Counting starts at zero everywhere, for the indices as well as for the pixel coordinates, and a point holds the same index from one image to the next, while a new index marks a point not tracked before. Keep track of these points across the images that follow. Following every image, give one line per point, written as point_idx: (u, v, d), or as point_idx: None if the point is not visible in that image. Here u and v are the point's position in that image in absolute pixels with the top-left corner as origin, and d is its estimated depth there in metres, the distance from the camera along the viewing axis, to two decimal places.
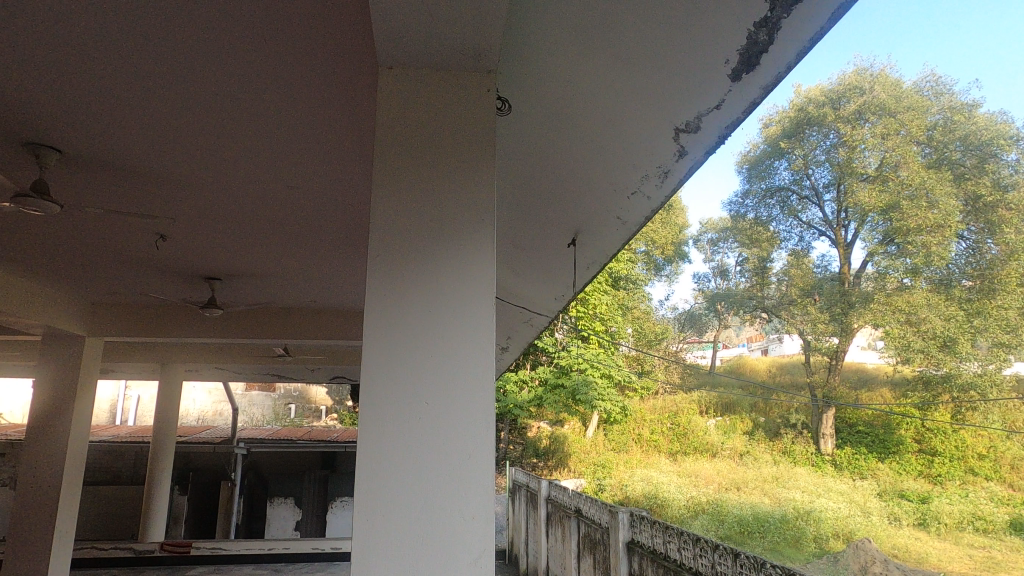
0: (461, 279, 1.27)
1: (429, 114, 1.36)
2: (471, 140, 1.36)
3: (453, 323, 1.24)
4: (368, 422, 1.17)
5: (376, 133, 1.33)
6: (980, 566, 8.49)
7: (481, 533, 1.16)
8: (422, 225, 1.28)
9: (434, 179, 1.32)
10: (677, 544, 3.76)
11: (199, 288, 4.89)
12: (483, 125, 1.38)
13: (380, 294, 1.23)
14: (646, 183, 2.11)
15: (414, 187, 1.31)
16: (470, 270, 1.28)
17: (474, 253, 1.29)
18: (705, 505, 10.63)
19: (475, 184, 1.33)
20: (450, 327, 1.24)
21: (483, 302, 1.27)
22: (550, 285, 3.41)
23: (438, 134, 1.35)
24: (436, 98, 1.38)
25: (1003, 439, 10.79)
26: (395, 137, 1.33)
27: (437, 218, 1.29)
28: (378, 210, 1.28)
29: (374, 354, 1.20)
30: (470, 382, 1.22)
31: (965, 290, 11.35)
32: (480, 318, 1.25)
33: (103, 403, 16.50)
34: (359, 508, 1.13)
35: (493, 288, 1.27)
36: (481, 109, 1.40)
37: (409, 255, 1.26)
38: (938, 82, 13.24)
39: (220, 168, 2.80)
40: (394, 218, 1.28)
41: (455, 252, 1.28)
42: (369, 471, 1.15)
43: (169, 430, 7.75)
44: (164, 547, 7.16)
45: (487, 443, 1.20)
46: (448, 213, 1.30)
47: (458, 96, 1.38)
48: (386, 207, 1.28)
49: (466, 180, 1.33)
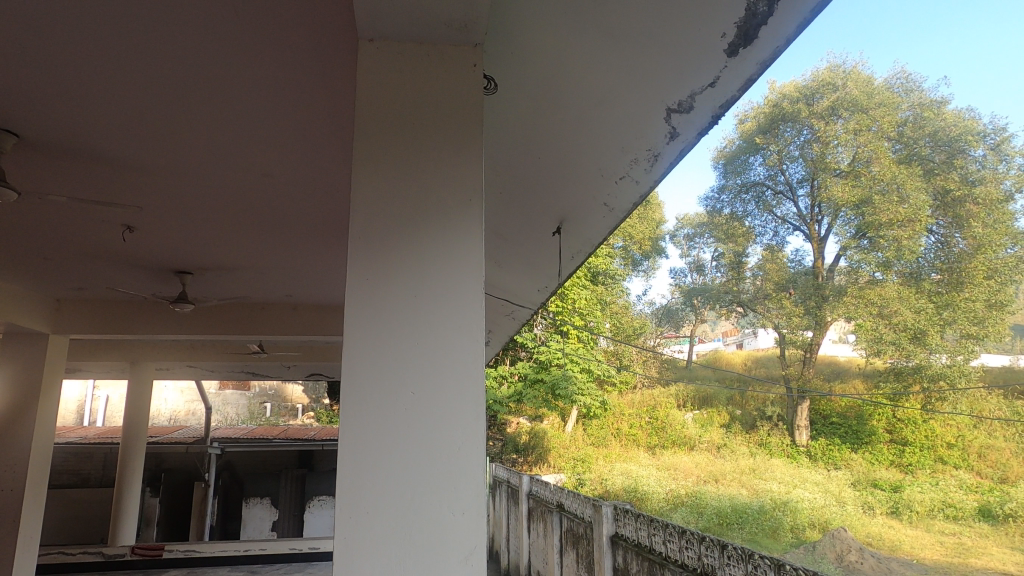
0: (447, 265, 1.20)
1: (413, 88, 1.29)
2: (458, 117, 1.29)
3: (438, 311, 1.17)
4: (349, 416, 1.09)
5: (357, 110, 1.25)
6: (951, 552, 8.66)
7: (469, 535, 1.09)
8: (407, 205, 1.21)
9: (417, 160, 1.24)
10: (662, 537, 3.73)
11: (170, 282, 4.73)
12: (470, 102, 1.31)
13: (359, 277, 1.16)
14: (635, 169, 2.06)
15: (397, 164, 1.23)
16: (457, 253, 1.21)
17: (462, 235, 1.22)
18: (684, 497, 10.72)
19: (463, 168, 1.26)
20: (436, 313, 1.16)
21: (471, 289, 1.20)
22: (533, 276, 3.34)
23: (423, 111, 1.27)
24: (420, 74, 1.30)
25: (971, 428, 11.14)
26: (377, 112, 1.26)
27: (421, 199, 1.22)
28: (358, 190, 1.20)
29: (355, 341, 1.12)
30: (458, 373, 1.15)
31: (934, 283, 11.62)
32: (470, 305, 1.18)
33: (70, 403, 16.07)
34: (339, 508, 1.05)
35: (483, 273, 1.20)
36: (469, 83, 1.33)
37: (392, 241, 1.19)
38: (908, 79, 13.53)
39: (191, 153, 2.68)
40: (375, 197, 1.20)
41: (440, 235, 1.21)
42: (350, 467, 1.07)
43: (139, 430, 7.52)
44: (135, 550, 6.90)
45: (476, 436, 1.13)
46: (433, 192, 1.23)
47: (442, 71, 1.31)
48: (368, 186, 1.21)
49: (453, 163, 1.26)
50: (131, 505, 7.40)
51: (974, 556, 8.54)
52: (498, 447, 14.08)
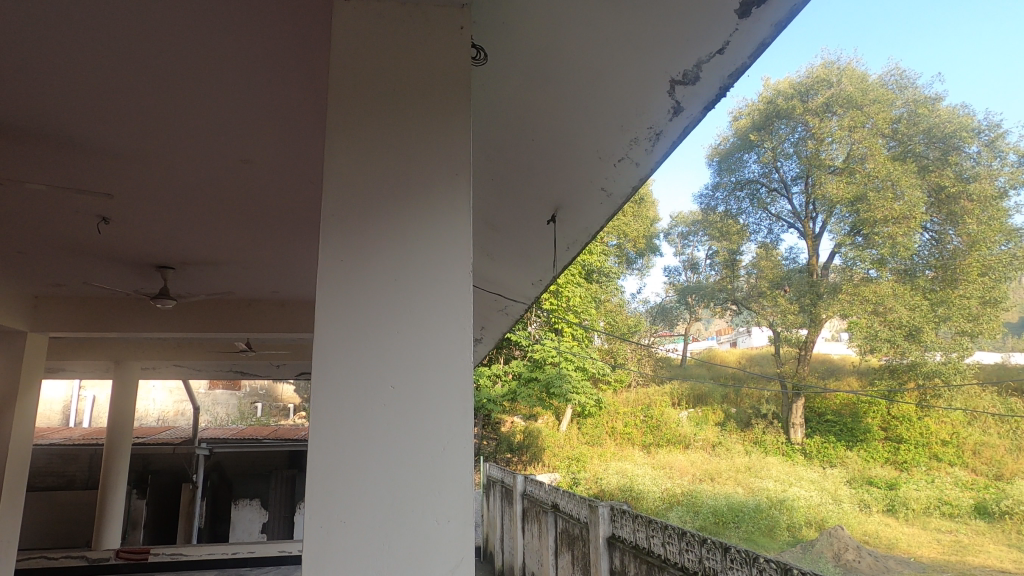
0: (432, 245, 1.09)
1: (394, 51, 1.17)
2: (444, 84, 1.17)
3: (424, 296, 1.06)
4: (320, 414, 0.98)
5: (332, 74, 1.13)
6: (948, 550, 8.60)
7: (458, 544, 0.98)
8: (388, 179, 1.10)
9: (399, 131, 1.14)
10: (661, 538, 3.61)
11: (151, 278, 4.58)
12: (456, 69, 1.19)
13: (335, 257, 1.05)
14: (635, 149, 1.95)
15: (377, 135, 1.13)
16: (445, 231, 1.10)
17: (448, 213, 1.11)
18: (680, 496, 10.60)
19: (449, 140, 1.15)
20: (420, 298, 1.06)
21: (459, 272, 1.09)
22: (527, 268, 3.21)
23: (405, 75, 1.16)
24: (401, 37, 1.18)
25: (965, 425, 11.10)
26: (354, 77, 1.14)
27: (404, 173, 1.11)
28: (332, 161, 1.10)
29: (329, 328, 1.01)
30: (446, 363, 1.04)
31: (929, 281, 11.58)
32: (458, 287, 1.07)
33: (56, 403, 15.84)
34: (311, 514, 0.94)
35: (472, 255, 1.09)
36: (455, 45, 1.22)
37: (371, 219, 1.08)
38: (902, 75, 13.36)
39: (166, 137, 2.55)
40: (352, 169, 1.10)
41: (424, 213, 1.10)
42: (321, 467, 0.96)
43: (124, 431, 7.34)
44: (119, 555, 6.84)
45: (464, 435, 1.02)
46: (417, 165, 1.12)
47: (425, 35, 1.19)
48: (344, 156, 1.10)
49: (438, 134, 1.15)
50: (115, 507, 7.16)
51: (971, 553, 8.47)
52: (492, 446, 13.91)
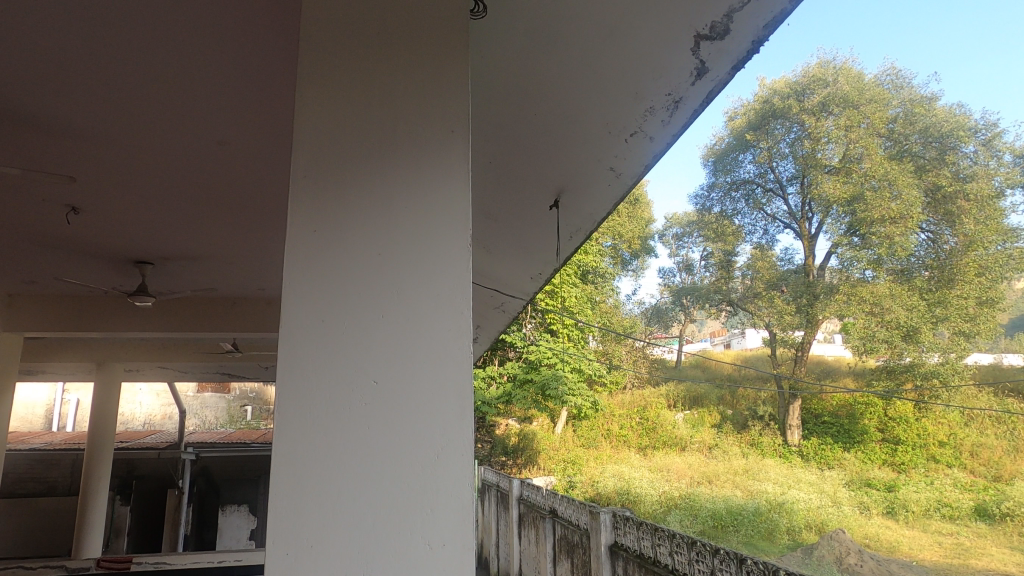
0: (422, 217, 1.03)
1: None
2: (434, 34, 1.10)
3: (414, 277, 1.00)
4: (289, 418, 0.92)
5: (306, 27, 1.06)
6: (950, 552, 8.41)
7: (459, 542, 0.92)
8: (370, 142, 1.04)
9: (385, 84, 1.07)
10: (669, 548, 3.42)
11: (129, 275, 4.38)
12: (447, 19, 1.12)
13: (306, 230, 0.99)
14: (649, 123, 1.87)
15: (358, 92, 1.06)
16: (440, 197, 1.04)
17: (444, 179, 1.05)
18: (678, 499, 10.41)
19: (442, 92, 1.08)
20: (410, 282, 0.99)
21: (455, 247, 1.02)
22: (527, 262, 3.04)
23: (390, 31, 1.09)
24: None
25: (962, 426, 11.03)
26: (336, 27, 1.08)
27: (395, 128, 1.05)
28: (301, 123, 1.03)
29: (296, 313, 0.95)
30: (441, 346, 0.98)
31: (925, 281, 11.45)
32: (452, 267, 1.01)
33: (39, 407, 15.55)
34: (279, 520, 0.89)
35: (468, 226, 1.03)
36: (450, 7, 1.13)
37: (351, 185, 1.02)
38: (897, 75, 13.22)
39: (137, 119, 2.35)
40: (331, 126, 1.03)
41: (411, 182, 1.04)
42: (291, 467, 0.90)
43: (106, 436, 7.06)
44: (99, 564, 5.62)
45: (460, 438, 0.96)
46: (402, 124, 1.05)
47: None
48: (319, 117, 1.03)
49: (428, 86, 1.08)
50: (98, 515, 6.92)
51: (974, 556, 8.27)
52: (486, 450, 13.64)
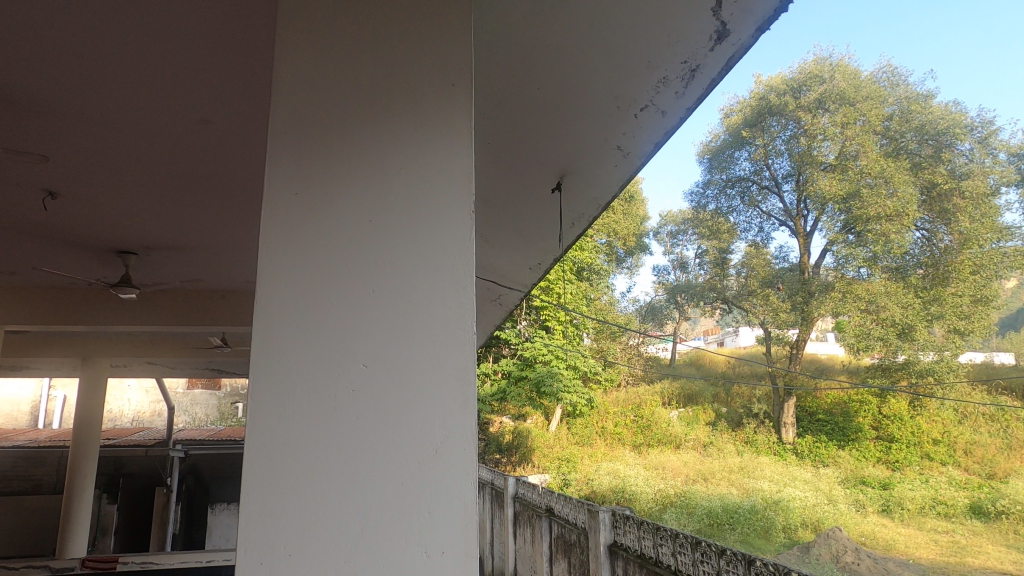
0: (418, 179, 0.92)
1: None
2: None
3: (411, 247, 0.90)
4: (266, 406, 0.81)
5: None
6: (947, 550, 8.32)
7: (463, 545, 0.83)
8: (360, 97, 0.94)
9: (378, 33, 0.97)
10: (671, 548, 3.31)
11: (112, 266, 4.22)
12: None
13: (287, 192, 0.88)
14: (661, 96, 1.79)
15: (346, 42, 0.95)
16: (441, 159, 0.94)
17: (447, 140, 0.95)
18: (674, 497, 10.26)
19: (441, 44, 0.98)
20: (406, 252, 0.89)
21: (456, 214, 0.92)
22: (525, 252, 2.94)
23: None
24: None
25: (956, 424, 11.06)
26: None
27: (388, 83, 0.95)
28: (280, 76, 0.93)
29: (272, 288, 0.85)
30: (441, 325, 0.88)
31: (920, 278, 11.39)
32: (455, 235, 0.91)
33: (24, 404, 15.30)
34: (255, 525, 0.78)
35: (471, 193, 0.93)
36: None
37: (338, 145, 0.91)
38: (893, 73, 12.88)
39: (114, 92, 2.20)
40: (315, 79, 0.93)
41: (407, 141, 0.93)
42: (269, 460, 0.80)
43: (92, 432, 6.89)
44: (84, 563, 5.34)
45: (463, 429, 0.86)
46: (397, 78, 0.95)
47: None
48: (302, 71, 0.93)
49: (425, 36, 0.98)
50: (83, 515, 6.72)
51: (971, 555, 8.17)
52: (480, 448, 13.41)
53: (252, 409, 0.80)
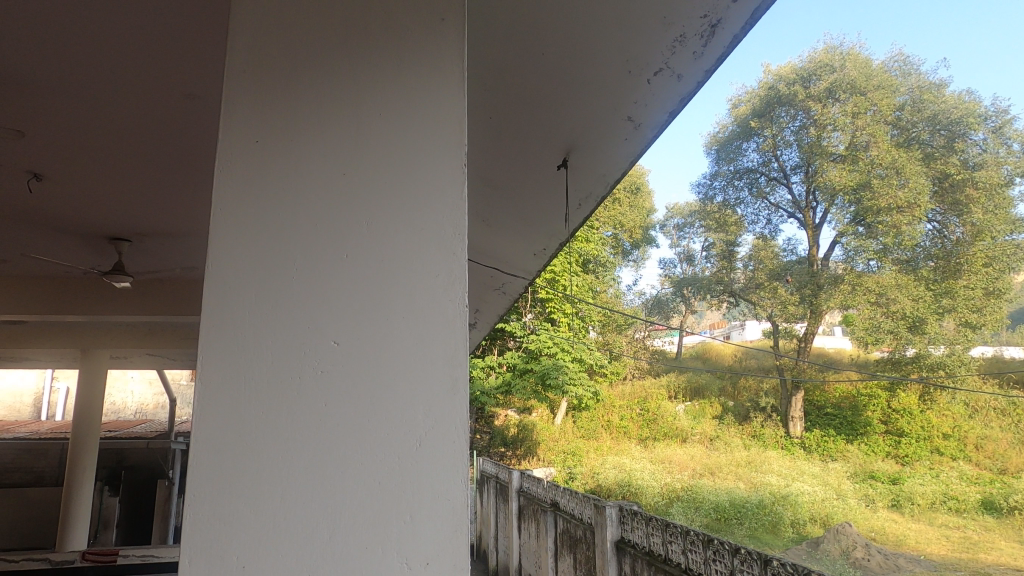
0: (396, 121, 0.79)
1: None
2: None
3: (388, 204, 0.77)
4: (218, 388, 0.70)
5: None
6: (959, 547, 8.13)
7: (452, 556, 0.70)
8: (332, 29, 0.81)
9: None
10: (681, 545, 3.19)
11: (106, 253, 4.12)
12: None
13: (246, 140, 0.76)
14: (676, 57, 1.66)
15: None
16: (431, 106, 0.80)
17: (439, 83, 0.81)
18: (681, 492, 10.05)
19: None
20: (381, 209, 0.77)
21: (442, 165, 0.79)
22: (530, 237, 2.80)
23: None
24: None
25: (966, 418, 10.95)
26: None
27: (365, 17, 0.82)
28: (241, 12, 0.80)
29: (224, 256, 0.73)
30: (428, 299, 0.76)
31: (931, 271, 11.18)
32: (441, 190, 0.79)
33: (27, 395, 15.30)
34: (200, 529, 0.67)
35: (460, 141, 0.80)
36: None
37: (302, 84, 0.79)
38: (906, 61, 12.50)
39: (93, 62, 2.07)
40: (282, 10, 0.81)
41: (386, 81, 0.80)
42: (220, 451, 0.69)
43: (92, 424, 6.80)
44: (85, 556, 5.26)
45: (450, 419, 0.74)
46: (378, 8, 0.82)
47: None
48: (266, 7, 0.81)
49: None
50: (83, 509, 6.62)
51: (983, 551, 7.98)
52: (485, 441, 13.26)
53: (200, 391, 0.70)
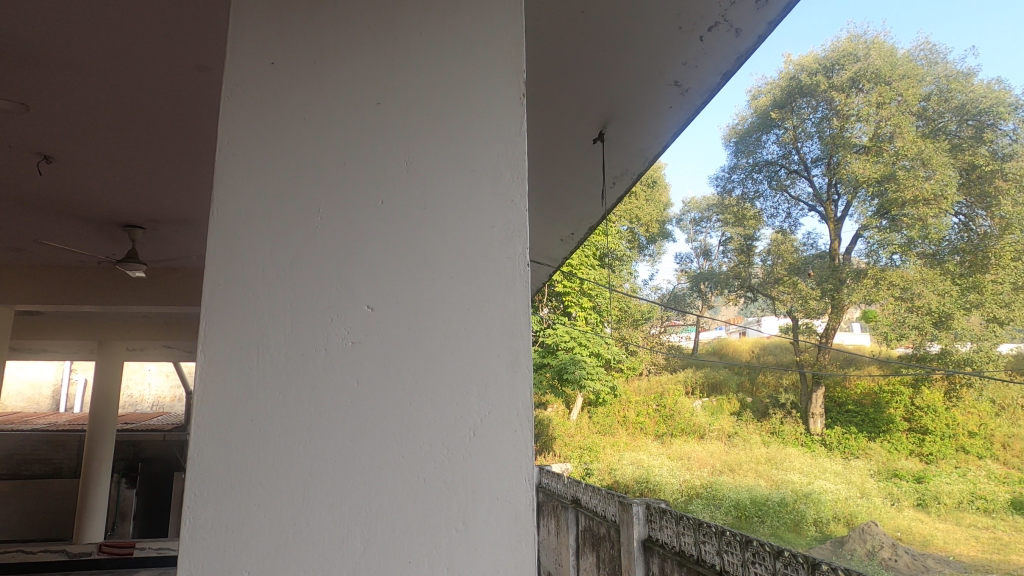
0: (433, 54, 0.77)
1: None
2: None
3: (426, 146, 0.74)
4: (242, 343, 0.67)
5: None
6: (989, 548, 7.87)
7: (512, 560, 0.66)
8: None
9: None
10: (716, 547, 3.03)
11: (121, 241, 4.05)
12: None
13: (261, 62, 0.74)
14: (736, 8, 1.51)
15: None
16: (477, 39, 0.78)
17: (487, 15, 0.79)
18: (699, 489, 9.84)
19: None
20: (418, 148, 0.74)
21: (489, 105, 0.76)
22: (559, 220, 2.70)
23: None
24: None
25: (992, 416, 10.63)
26: None
27: None
28: None
29: (246, 187, 0.71)
30: (481, 247, 0.73)
31: (958, 265, 10.79)
32: (485, 130, 0.76)
33: (45, 387, 15.49)
34: (207, 527, 0.64)
35: (509, 76, 0.77)
36: None
37: (326, 10, 0.76)
38: (932, 50, 12.12)
39: (105, 36, 1.96)
40: None
41: (424, 9, 0.78)
42: (247, 420, 0.66)
43: (110, 414, 6.80)
44: (101, 548, 5.12)
45: (508, 392, 0.70)
46: None
47: None
48: None
49: None
50: (100, 501, 6.59)
51: (1014, 552, 7.73)
52: None
53: (206, 351, 0.67)
